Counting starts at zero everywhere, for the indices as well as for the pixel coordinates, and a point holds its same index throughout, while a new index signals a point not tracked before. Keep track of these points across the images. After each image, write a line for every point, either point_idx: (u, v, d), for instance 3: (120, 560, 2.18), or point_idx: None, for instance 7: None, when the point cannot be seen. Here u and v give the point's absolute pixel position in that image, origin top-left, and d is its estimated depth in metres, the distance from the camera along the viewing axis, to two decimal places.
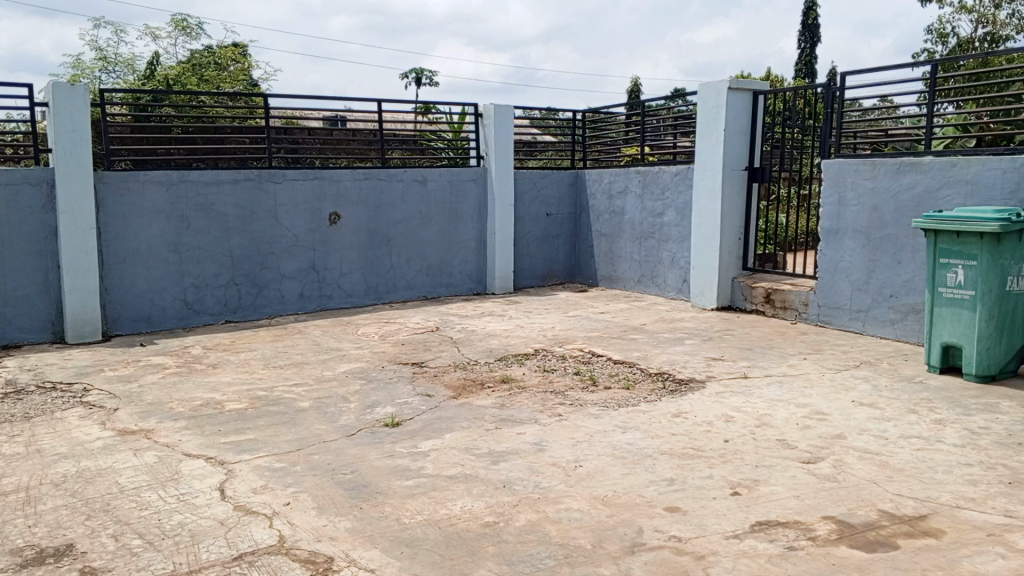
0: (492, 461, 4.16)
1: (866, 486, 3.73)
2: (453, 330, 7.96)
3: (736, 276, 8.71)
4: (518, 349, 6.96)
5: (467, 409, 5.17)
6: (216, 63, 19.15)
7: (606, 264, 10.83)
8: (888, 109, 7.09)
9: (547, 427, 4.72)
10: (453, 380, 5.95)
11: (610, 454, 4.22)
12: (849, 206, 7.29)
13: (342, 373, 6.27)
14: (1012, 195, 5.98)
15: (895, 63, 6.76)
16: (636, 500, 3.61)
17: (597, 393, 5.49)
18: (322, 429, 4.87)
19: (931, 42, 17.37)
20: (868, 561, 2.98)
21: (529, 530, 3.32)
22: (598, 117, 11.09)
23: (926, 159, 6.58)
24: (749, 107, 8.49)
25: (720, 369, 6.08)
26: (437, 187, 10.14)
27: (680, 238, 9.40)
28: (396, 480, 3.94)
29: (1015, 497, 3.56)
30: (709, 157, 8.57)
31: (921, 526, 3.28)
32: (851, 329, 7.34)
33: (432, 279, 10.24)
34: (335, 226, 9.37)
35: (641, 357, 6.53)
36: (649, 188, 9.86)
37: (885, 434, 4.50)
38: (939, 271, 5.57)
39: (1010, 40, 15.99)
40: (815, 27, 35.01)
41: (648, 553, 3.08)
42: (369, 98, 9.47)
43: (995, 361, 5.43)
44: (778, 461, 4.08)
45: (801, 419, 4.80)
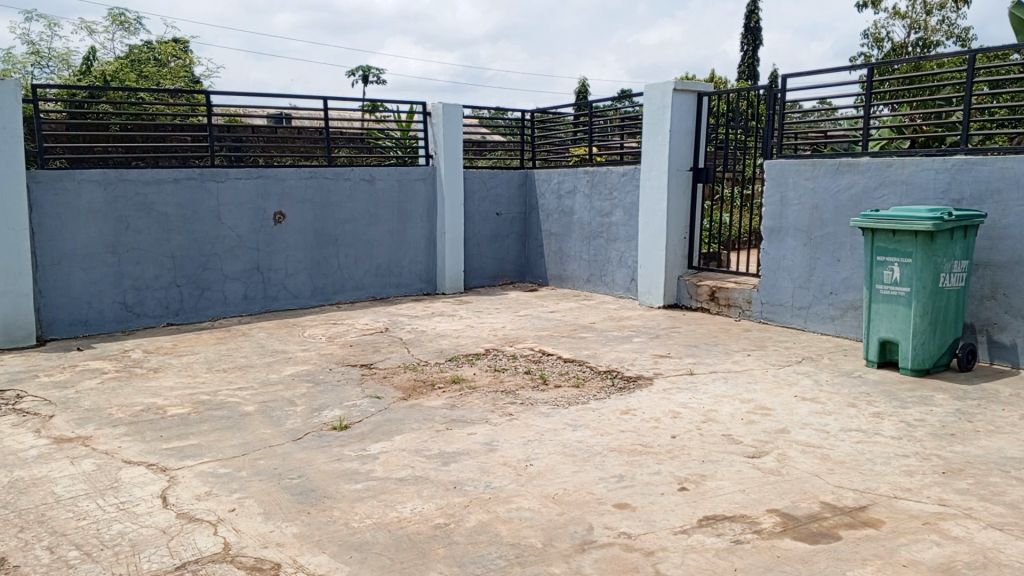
0: (442, 462, 4.14)
1: (809, 479, 3.83)
2: (402, 331, 7.90)
3: (682, 274, 8.85)
4: (468, 349, 6.95)
5: (417, 410, 5.14)
6: (155, 59, 18.73)
7: (556, 264, 10.88)
8: (827, 111, 7.28)
9: (497, 426, 4.72)
10: (402, 381, 5.90)
11: (560, 452, 4.24)
12: (790, 206, 7.46)
13: (289, 376, 6.17)
14: (944, 195, 6.20)
15: (834, 67, 6.95)
16: (586, 498, 3.64)
17: (547, 392, 5.51)
18: (268, 433, 4.78)
19: (866, 46, 17.90)
20: (811, 552, 3.05)
21: (479, 530, 3.32)
22: (546, 117, 11.13)
23: (864, 160, 6.78)
24: (694, 109, 8.63)
25: (667, 366, 6.16)
26: (385, 186, 10.05)
27: (628, 238, 9.50)
28: (345, 483, 3.89)
29: (949, 487, 3.70)
30: (656, 157, 8.68)
31: (861, 516, 3.37)
32: (793, 326, 7.52)
33: (380, 279, 10.14)
34: (280, 226, 9.21)
35: (590, 356, 6.58)
36: (597, 188, 9.94)
37: (826, 428, 4.63)
38: (876, 268, 5.76)
39: (942, 45, 16.57)
40: (757, 30, 35.83)
41: (599, 551, 3.10)
42: (314, 96, 9.32)
43: (930, 355, 5.63)
44: (724, 457, 4.15)
45: (746, 414, 4.90)
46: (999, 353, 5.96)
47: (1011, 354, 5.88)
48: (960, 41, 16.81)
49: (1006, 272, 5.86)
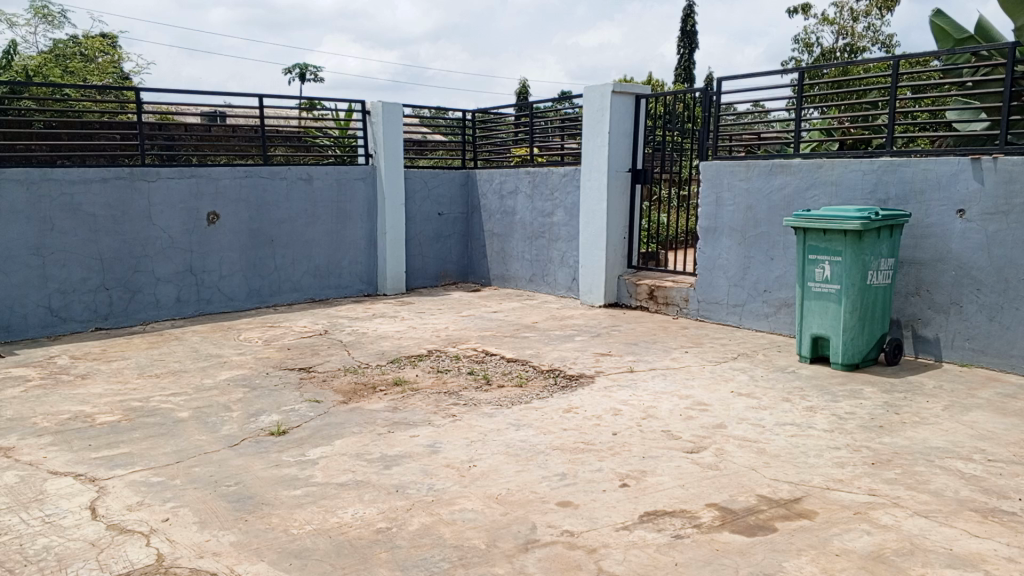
0: (383, 466, 4.09)
1: (746, 472, 3.91)
2: (342, 333, 7.79)
3: (622, 274, 8.95)
4: (410, 351, 6.88)
5: (358, 414, 5.07)
6: (81, 54, 18.04)
7: (498, 264, 10.90)
8: (760, 114, 7.45)
9: (440, 428, 4.69)
10: (343, 385, 5.81)
11: (503, 453, 4.24)
12: (725, 206, 7.63)
13: (224, 381, 6.01)
14: (872, 195, 6.43)
15: (766, 71, 7.12)
16: (529, 497, 3.64)
17: (490, 393, 5.50)
18: (203, 440, 4.65)
19: (797, 51, 18.41)
20: (748, 545, 3.12)
21: (422, 534, 3.28)
22: (487, 117, 11.12)
23: (796, 161, 6.97)
24: (632, 110, 8.74)
25: (608, 365, 6.22)
26: (323, 186, 9.89)
27: (569, 238, 9.57)
28: (283, 489, 3.81)
29: (878, 477, 3.83)
30: (595, 158, 8.76)
31: (796, 508, 3.46)
32: (728, 323, 7.68)
33: (319, 281, 9.98)
34: (214, 227, 8.97)
35: (533, 355, 6.60)
36: (538, 188, 9.98)
37: (762, 422, 4.74)
38: (808, 266, 5.93)
39: (867, 51, 17.18)
40: (693, 34, 36.55)
41: (542, 550, 3.11)
42: (249, 93, 9.12)
43: (859, 350, 5.82)
44: (664, 453, 4.21)
45: (684, 410, 4.98)
46: (923, 347, 6.21)
47: (935, 348, 6.13)
48: (884, 47, 17.46)
49: (929, 269, 6.10)
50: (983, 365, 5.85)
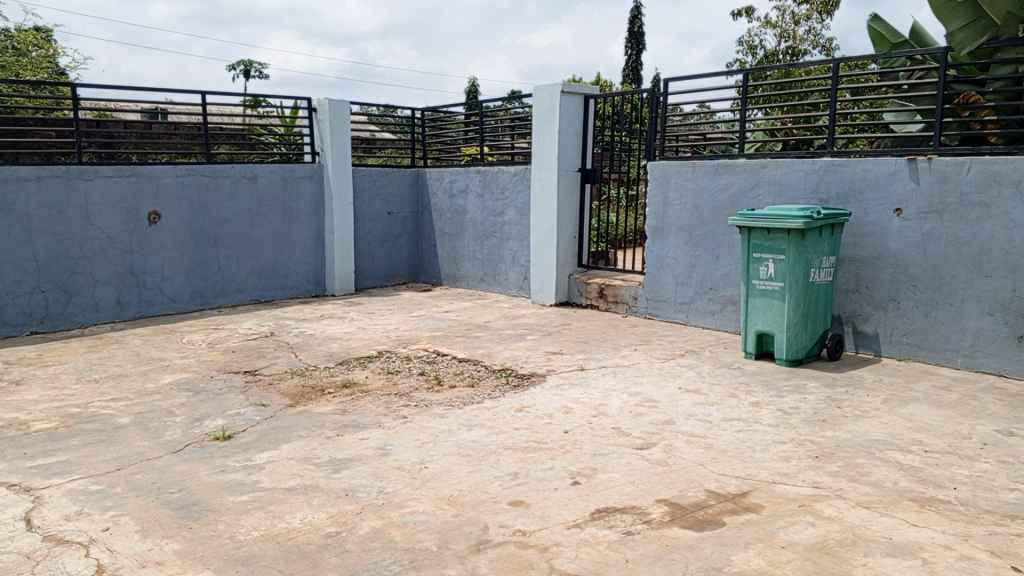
0: (332, 469, 4.03)
1: (694, 468, 3.97)
2: (289, 334, 7.66)
3: (573, 273, 8.99)
4: (360, 352, 6.80)
5: (306, 417, 4.99)
6: (13, 47, 17.42)
7: (449, 264, 10.85)
8: (705, 115, 7.56)
9: (391, 430, 4.64)
10: (290, 388, 5.71)
11: (455, 453, 4.21)
12: (672, 206, 7.73)
13: (168, 385, 5.85)
14: (813, 195, 6.59)
15: (711, 72, 7.24)
16: (481, 497, 3.63)
17: (441, 393, 5.47)
18: (145, 446, 4.52)
19: (741, 53, 18.74)
20: (697, 540, 3.16)
21: (372, 537, 3.25)
22: (437, 116, 11.07)
23: (740, 162, 7.10)
24: (581, 110, 8.79)
25: (559, 363, 6.24)
26: (269, 185, 9.71)
27: (520, 237, 9.59)
28: (229, 495, 3.72)
29: (821, 470, 3.92)
30: (545, 157, 8.79)
31: (743, 502, 3.52)
32: (676, 320, 7.79)
33: (264, 281, 9.79)
34: (155, 227, 8.73)
35: (484, 355, 6.58)
36: (489, 188, 9.97)
37: (709, 418, 4.81)
38: (752, 265, 6.04)
39: (809, 54, 17.59)
40: (639, 35, 36.94)
41: (494, 550, 3.10)
42: (192, 89, 8.91)
43: (802, 346, 5.95)
44: (614, 449, 4.24)
45: (634, 407, 5.03)
46: (863, 342, 6.39)
47: (874, 343, 6.32)
48: (824, 50, 17.89)
49: (868, 267, 6.28)
50: (919, 359, 6.05)
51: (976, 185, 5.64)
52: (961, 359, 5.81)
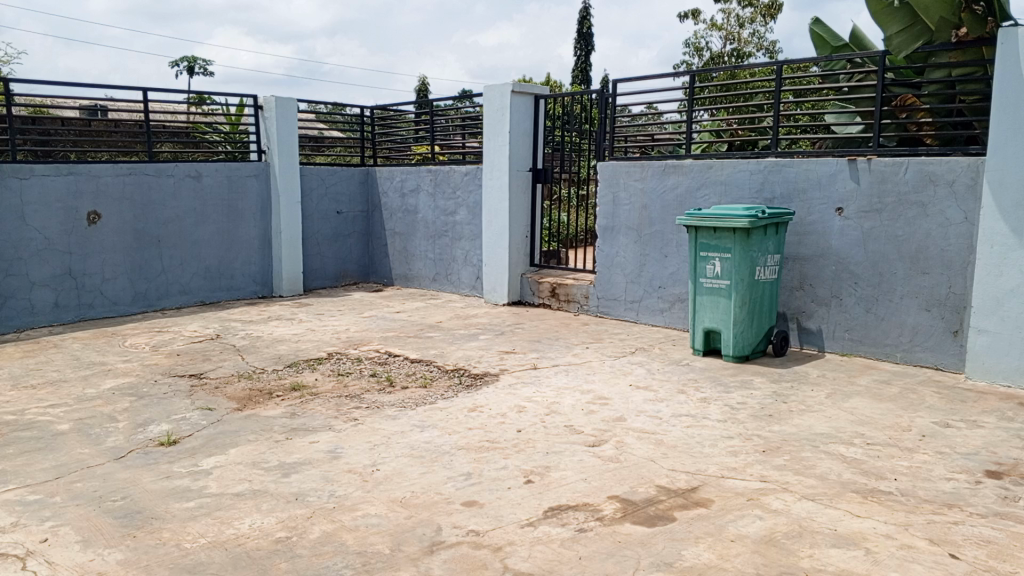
0: (282, 474, 3.96)
1: (644, 464, 4.01)
2: (236, 337, 7.51)
3: (525, 272, 9.01)
4: (309, 354, 6.69)
5: (253, 421, 4.89)
6: None
7: (400, 263, 10.76)
8: (653, 116, 7.65)
9: (341, 433, 4.59)
10: (237, 391, 5.59)
11: (408, 455, 4.18)
12: (622, 205, 7.80)
13: (109, 390, 5.67)
14: (758, 195, 6.73)
15: (659, 73, 7.33)
16: (433, 499, 3.61)
17: (394, 395, 5.42)
18: (86, 453, 4.37)
19: (687, 55, 19.01)
20: (648, 536, 3.20)
21: (324, 541, 3.20)
22: (387, 114, 10.98)
23: (687, 163, 7.21)
24: (532, 110, 8.82)
25: (512, 362, 6.25)
26: (213, 184, 9.51)
27: (472, 236, 9.57)
28: (174, 502, 3.62)
29: (768, 464, 4.01)
30: (496, 157, 8.79)
31: (692, 497, 3.58)
32: (626, 318, 7.86)
33: (209, 282, 9.58)
34: (95, 227, 8.47)
35: (437, 355, 6.54)
36: (440, 187, 9.94)
37: (659, 414, 4.88)
38: (699, 263, 6.14)
39: (753, 57, 17.94)
40: (589, 36, 37.22)
41: (447, 551, 3.08)
42: (133, 87, 8.68)
43: (748, 342, 6.07)
44: (567, 447, 4.27)
45: (586, 405, 5.06)
46: (807, 338, 6.54)
47: (817, 339, 6.48)
48: (768, 53, 18.28)
49: (812, 264, 6.44)
50: (860, 354, 6.22)
51: (913, 184, 5.82)
52: (900, 353, 5.99)
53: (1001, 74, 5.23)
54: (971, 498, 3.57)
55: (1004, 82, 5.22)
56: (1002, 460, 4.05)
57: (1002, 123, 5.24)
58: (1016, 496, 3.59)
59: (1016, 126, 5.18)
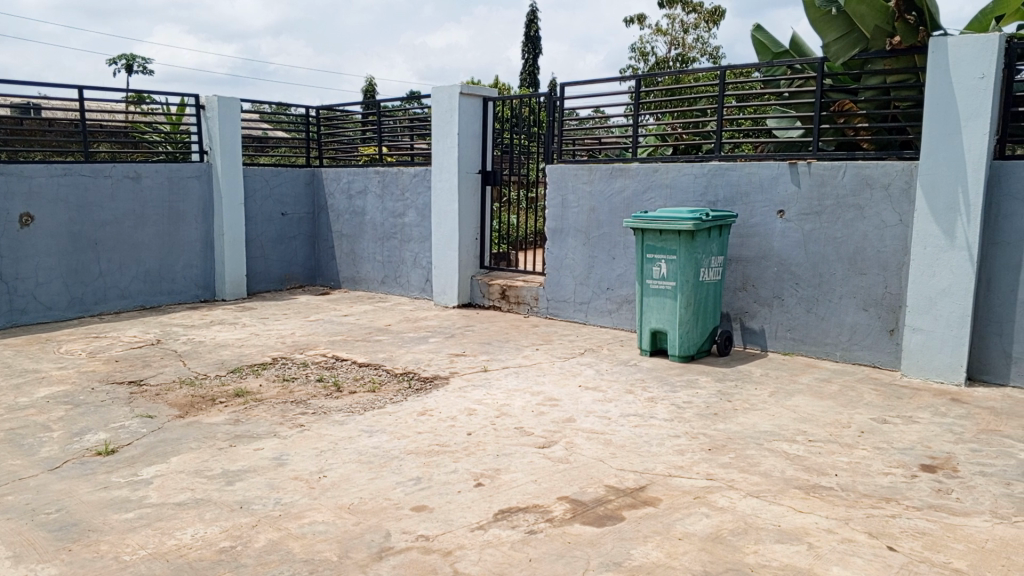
0: (226, 482, 3.87)
1: (593, 464, 4.04)
2: (177, 342, 7.31)
3: (475, 274, 9.00)
4: (253, 359, 6.56)
5: (196, 428, 4.76)
6: None
7: (348, 266, 10.63)
8: (600, 119, 7.71)
9: (287, 439, 4.50)
10: (178, 398, 5.44)
11: (355, 460, 4.13)
12: (570, 208, 7.85)
13: (44, 399, 5.46)
14: (702, 198, 6.84)
15: (606, 77, 7.41)
16: (382, 504, 3.57)
17: (341, 400, 5.35)
18: (18, 464, 4.20)
19: (634, 59, 19.23)
20: (598, 535, 3.22)
21: (269, 550, 3.13)
22: (333, 115, 10.84)
23: (633, 166, 7.30)
24: (480, 113, 8.82)
25: (462, 365, 6.23)
26: (153, 185, 9.26)
27: (421, 238, 9.51)
28: (112, 513, 3.51)
29: (714, 462, 4.08)
30: (444, 158, 8.76)
31: (641, 496, 3.61)
32: (575, 320, 7.91)
33: (149, 286, 9.31)
34: (27, 229, 8.15)
35: (385, 359, 6.48)
36: (388, 189, 9.86)
37: (607, 414, 4.92)
38: (646, 265, 6.21)
39: (697, 62, 18.27)
40: (537, 39, 37.40)
41: (396, 557, 3.05)
42: (68, 84, 8.40)
43: (693, 342, 6.17)
44: (517, 449, 4.27)
45: (536, 407, 5.07)
46: (750, 338, 6.67)
47: (760, 338, 6.61)
48: (711, 58, 18.63)
49: (754, 266, 6.57)
50: (801, 353, 6.37)
51: (851, 188, 5.99)
52: (840, 352, 6.16)
53: (932, 82, 5.42)
54: (907, 491, 3.68)
55: (936, 88, 5.41)
56: (936, 454, 4.19)
57: (934, 128, 5.43)
58: (949, 489, 3.72)
59: (946, 131, 5.38)
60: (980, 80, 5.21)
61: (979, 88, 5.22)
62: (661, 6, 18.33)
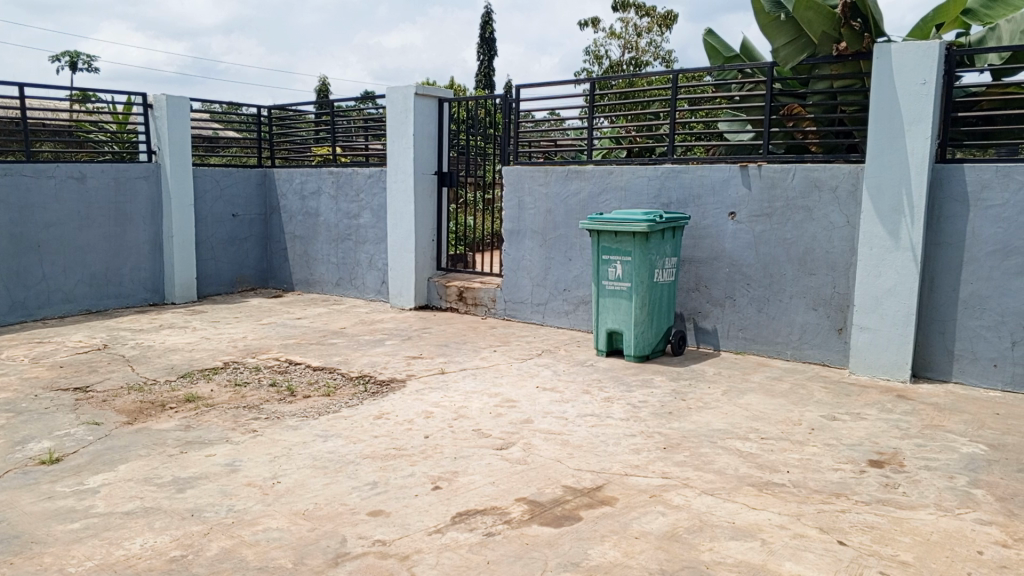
0: (176, 490, 3.78)
1: (551, 465, 4.05)
2: (125, 347, 7.13)
3: (431, 275, 8.96)
4: (204, 364, 6.42)
5: (145, 435, 4.64)
6: None
7: (301, 268, 10.49)
8: (556, 122, 7.75)
9: (239, 445, 4.42)
10: (126, 404, 5.29)
11: (310, 466, 4.07)
12: (527, 209, 7.87)
13: None
14: (656, 200, 6.92)
15: (561, 80, 7.45)
16: (338, 510, 3.52)
17: (295, 404, 5.26)
18: None
19: (588, 63, 19.37)
20: (556, 536, 3.23)
21: (221, 558, 3.07)
22: (285, 114, 10.69)
23: (589, 168, 7.36)
24: (436, 114, 8.79)
25: (418, 367, 6.19)
26: (98, 186, 9.00)
27: (376, 240, 9.42)
28: (57, 524, 3.39)
29: (669, 460, 4.12)
30: (400, 159, 8.70)
31: (598, 496, 3.64)
32: (532, 321, 7.93)
33: (95, 289, 9.04)
34: None
35: (341, 362, 6.41)
36: (342, 189, 9.75)
37: (565, 415, 4.94)
38: (601, 266, 6.26)
39: (651, 66, 18.48)
40: (492, 40, 37.38)
41: (353, 563, 3.02)
42: (8, 81, 8.12)
43: (648, 342, 6.23)
44: (474, 451, 4.25)
45: (493, 408, 5.07)
46: (703, 337, 6.77)
47: (713, 338, 6.71)
48: (664, 62, 18.86)
49: (707, 267, 6.67)
50: (753, 351, 6.49)
51: (800, 190, 6.13)
52: (790, 350, 6.29)
53: (878, 86, 5.57)
54: (857, 487, 3.77)
55: (881, 92, 5.56)
56: (883, 449, 4.31)
57: (879, 132, 5.58)
58: (896, 483, 3.82)
59: (891, 135, 5.53)
60: (923, 85, 5.37)
61: (922, 93, 5.38)
62: (615, 9, 18.49)
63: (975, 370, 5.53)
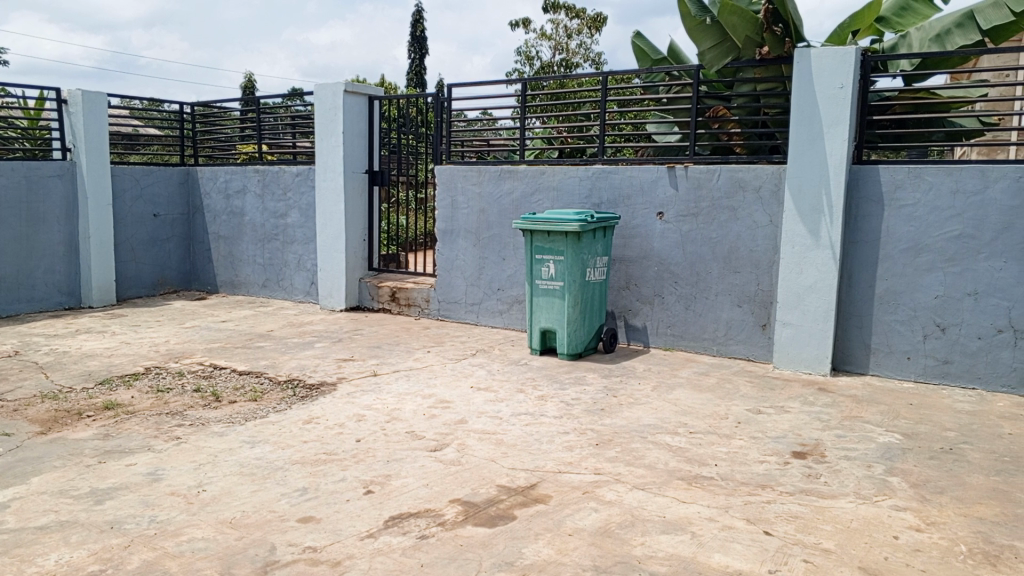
0: (94, 501, 3.62)
1: (485, 465, 4.04)
2: (38, 353, 6.79)
3: (363, 276, 8.84)
4: (123, 370, 6.16)
5: (60, 445, 4.43)
6: None
7: (227, 269, 10.20)
8: (488, 122, 7.75)
9: (162, 453, 4.26)
10: (39, 414, 5.04)
11: (237, 473, 3.96)
12: (460, 209, 7.84)
13: None
14: (587, 200, 6.99)
15: (493, 79, 7.46)
16: (266, 517, 3.44)
17: (220, 410, 5.11)
18: None
19: (520, 63, 19.45)
20: (490, 536, 3.22)
21: (143, 571, 2.95)
22: (210, 111, 10.38)
23: (521, 168, 7.39)
24: (366, 112, 8.67)
25: (349, 370, 6.09)
26: (7, 185, 8.57)
27: (305, 240, 9.23)
28: None
29: (602, 457, 4.17)
30: (330, 158, 8.55)
31: (532, 494, 3.65)
32: (466, 321, 7.91)
33: (5, 293, 8.59)
34: None
35: (268, 366, 6.25)
36: (269, 188, 9.53)
37: (499, 414, 4.94)
38: (534, 266, 6.28)
39: (580, 68, 18.69)
40: (423, 40, 37.14)
41: (282, 570, 2.95)
42: None
43: (581, 341, 6.29)
44: (408, 454, 4.21)
45: (427, 410, 5.03)
46: (634, 335, 6.87)
47: (643, 335, 6.82)
48: (594, 64, 19.10)
49: (636, 266, 6.78)
50: (681, 348, 6.62)
51: (725, 191, 6.28)
52: (717, 346, 6.44)
53: (798, 90, 5.76)
54: (781, 477, 3.89)
55: (801, 96, 5.75)
56: (806, 441, 4.45)
57: (799, 134, 5.77)
58: (818, 473, 3.96)
59: (810, 137, 5.73)
60: (839, 89, 5.58)
61: (839, 97, 5.59)
62: (544, 10, 18.62)
63: (890, 362, 5.77)
